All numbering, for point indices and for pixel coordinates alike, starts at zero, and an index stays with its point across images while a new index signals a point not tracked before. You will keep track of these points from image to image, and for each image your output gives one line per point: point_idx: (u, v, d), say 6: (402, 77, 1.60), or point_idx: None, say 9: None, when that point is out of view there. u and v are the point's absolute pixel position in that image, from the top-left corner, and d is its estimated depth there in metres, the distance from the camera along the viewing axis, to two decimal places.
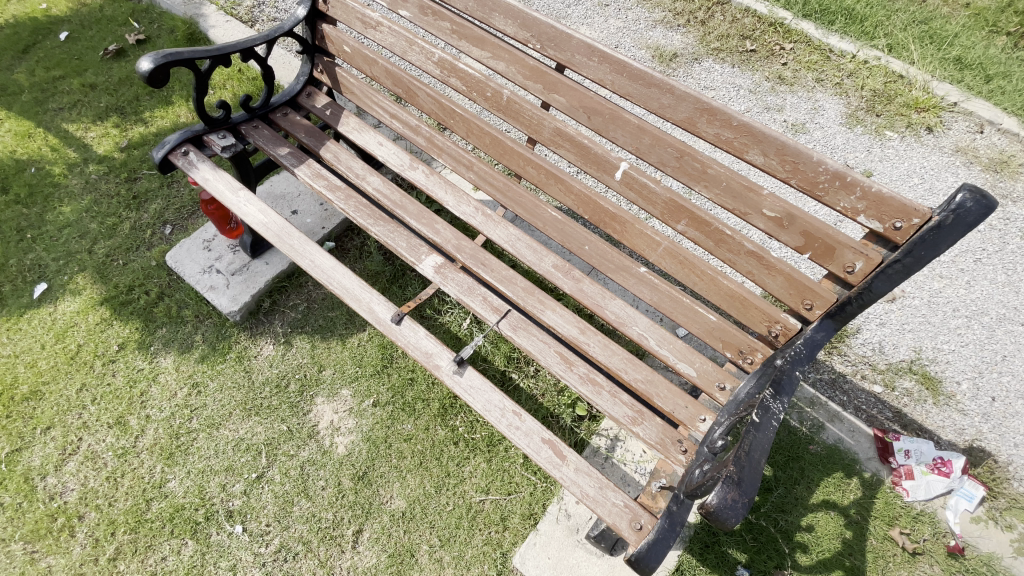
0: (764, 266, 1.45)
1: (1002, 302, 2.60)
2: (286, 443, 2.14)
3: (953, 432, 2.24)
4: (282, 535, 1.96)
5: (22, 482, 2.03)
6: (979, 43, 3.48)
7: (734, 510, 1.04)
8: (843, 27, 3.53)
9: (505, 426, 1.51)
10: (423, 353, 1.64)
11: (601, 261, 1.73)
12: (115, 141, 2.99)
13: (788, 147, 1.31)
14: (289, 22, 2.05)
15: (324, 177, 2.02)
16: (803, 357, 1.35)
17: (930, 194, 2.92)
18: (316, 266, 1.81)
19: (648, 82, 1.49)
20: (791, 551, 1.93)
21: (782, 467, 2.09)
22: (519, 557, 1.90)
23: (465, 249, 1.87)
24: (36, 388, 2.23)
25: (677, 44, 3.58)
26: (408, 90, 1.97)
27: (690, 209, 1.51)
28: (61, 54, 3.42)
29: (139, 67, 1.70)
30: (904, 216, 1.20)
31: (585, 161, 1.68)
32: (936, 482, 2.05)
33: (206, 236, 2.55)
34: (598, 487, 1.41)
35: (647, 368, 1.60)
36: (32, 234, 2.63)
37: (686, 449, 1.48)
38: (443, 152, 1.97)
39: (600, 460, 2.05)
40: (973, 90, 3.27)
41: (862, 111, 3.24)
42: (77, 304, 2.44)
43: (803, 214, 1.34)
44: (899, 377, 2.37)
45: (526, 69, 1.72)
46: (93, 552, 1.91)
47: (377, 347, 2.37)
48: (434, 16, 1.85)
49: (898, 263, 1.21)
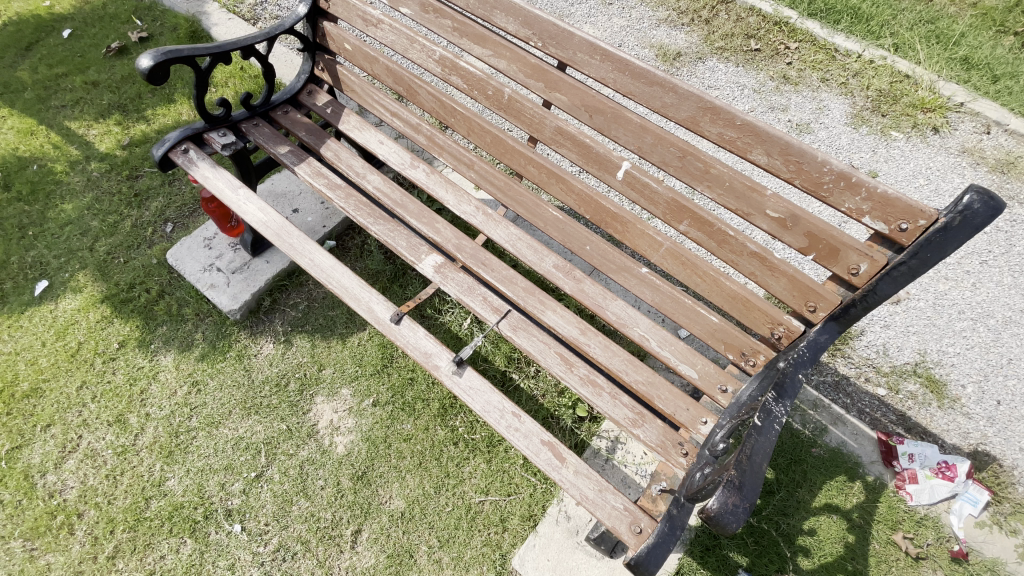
0: (767, 267, 1.43)
1: (1007, 305, 2.58)
2: (285, 442, 2.14)
3: (958, 435, 2.21)
4: (281, 535, 1.96)
5: (22, 479, 2.03)
6: (986, 42, 3.45)
7: (734, 515, 1.02)
8: (849, 26, 3.51)
9: (504, 427, 1.50)
10: (423, 354, 1.63)
11: (602, 261, 1.72)
12: (117, 139, 2.99)
13: (792, 146, 1.29)
14: (289, 20, 2.04)
15: (324, 175, 2.01)
16: (806, 359, 1.34)
17: (936, 195, 2.90)
18: (316, 266, 1.80)
19: (650, 81, 1.47)
20: (794, 554, 1.91)
21: (784, 470, 2.07)
22: (518, 558, 1.89)
23: (465, 249, 1.86)
24: (36, 386, 2.23)
25: (681, 43, 3.56)
26: (409, 88, 1.96)
27: (691, 209, 1.50)
28: (62, 52, 3.42)
29: (139, 63, 1.69)
30: (910, 217, 1.18)
31: (586, 160, 1.67)
32: (941, 486, 2.02)
33: (206, 234, 2.54)
34: (597, 490, 1.40)
35: (648, 370, 1.58)
36: (34, 231, 2.63)
37: (686, 452, 1.46)
38: (444, 151, 1.96)
39: (600, 461, 2.04)
40: (980, 90, 3.24)
41: (868, 111, 3.22)
42: (78, 301, 2.44)
43: (807, 215, 1.33)
44: (903, 380, 2.35)
45: (527, 67, 1.70)
46: (92, 550, 1.91)
47: (377, 346, 2.36)
48: (436, 13, 1.84)
49: (904, 265, 1.19)
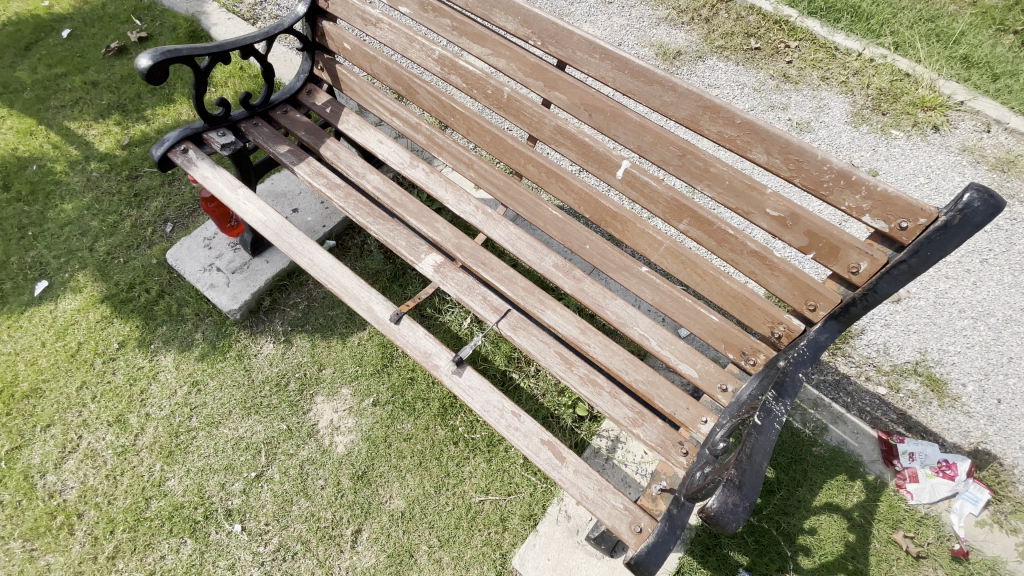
0: (767, 266, 1.43)
1: (1008, 303, 2.57)
2: (285, 442, 2.13)
3: (959, 434, 2.21)
4: (281, 535, 1.96)
5: (22, 479, 2.03)
6: (986, 41, 3.44)
7: (734, 514, 1.02)
8: (849, 25, 3.51)
9: (504, 426, 1.50)
10: (423, 353, 1.63)
11: (602, 260, 1.71)
12: (117, 139, 2.99)
13: (791, 145, 1.29)
14: (289, 20, 2.03)
15: (324, 175, 2.00)
16: (807, 358, 1.33)
17: (936, 193, 2.90)
18: (315, 265, 1.80)
19: (650, 80, 1.47)
20: (794, 553, 1.91)
21: (785, 469, 2.07)
22: (518, 557, 1.88)
23: (465, 248, 1.86)
24: (36, 386, 2.23)
25: (681, 42, 3.56)
26: (409, 88, 1.95)
27: (691, 208, 1.49)
28: (62, 52, 3.42)
29: (139, 64, 1.69)
30: (910, 216, 1.18)
31: (585, 159, 1.66)
32: (942, 486, 2.02)
33: (206, 234, 2.54)
34: (597, 489, 1.40)
35: (648, 369, 1.58)
36: (33, 232, 2.63)
37: (686, 451, 1.46)
38: (444, 150, 1.95)
39: (600, 460, 2.04)
40: (980, 88, 3.24)
41: (868, 110, 3.21)
42: (78, 301, 2.44)
43: (807, 214, 1.32)
44: (904, 378, 2.35)
45: (527, 66, 1.70)
46: (92, 550, 1.91)
47: (377, 346, 2.36)
48: (435, 12, 1.83)
49: (904, 264, 1.19)
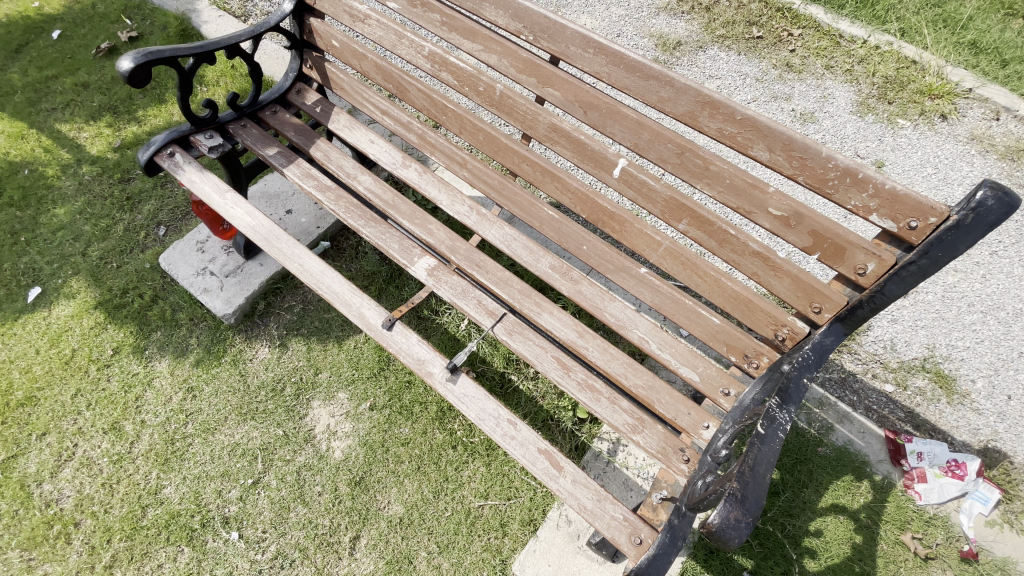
0: (769, 267, 1.38)
1: (1018, 296, 2.51)
2: (282, 448, 2.11)
3: (968, 432, 2.16)
4: (279, 542, 1.94)
5: (19, 488, 2.01)
6: (995, 26, 3.35)
7: (737, 530, 0.98)
8: (854, 11, 3.41)
9: (500, 435, 1.46)
10: (416, 360, 1.59)
11: (600, 261, 1.66)
12: (108, 141, 2.95)
13: (795, 142, 1.24)
14: (275, 18, 1.97)
15: (314, 176, 1.96)
16: (811, 363, 1.28)
17: (944, 183, 2.83)
18: (305, 270, 1.75)
19: (646, 74, 1.41)
20: (799, 556, 1.88)
21: (790, 470, 2.03)
22: (518, 563, 1.85)
23: (460, 250, 1.81)
24: (31, 395, 2.21)
25: (681, 32, 3.48)
26: (399, 86, 1.90)
27: (691, 207, 1.44)
28: (53, 53, 3.38)
29: (120, 66, 1.64)
30: (920, 215, 1.13)
31: (582, 158, 1.62)
32: (950, 485, 1.98)
33: (199, 237, 2.50)
34: (596, 499, 1.36)
35: (647, 373, 1.54)
36: (26, 237, 2.60)
37: (688, 458, 1.41)
38: (437, 150, 1.90)
39: (601, 464, 2.00)
40: (989, 75, 3.16)
41: (874, 99, 3.13)
42: (71, 307, 2.41)
43: (812, 213, 1.27)
44: (911, 376, 2.29)
45: (519, 62, 1.64)
46: (88, 560, 1.89)
47: (373, 349, 2.32)
48: (423, 7, 1.78)
49: (913, 265, 1.14)
